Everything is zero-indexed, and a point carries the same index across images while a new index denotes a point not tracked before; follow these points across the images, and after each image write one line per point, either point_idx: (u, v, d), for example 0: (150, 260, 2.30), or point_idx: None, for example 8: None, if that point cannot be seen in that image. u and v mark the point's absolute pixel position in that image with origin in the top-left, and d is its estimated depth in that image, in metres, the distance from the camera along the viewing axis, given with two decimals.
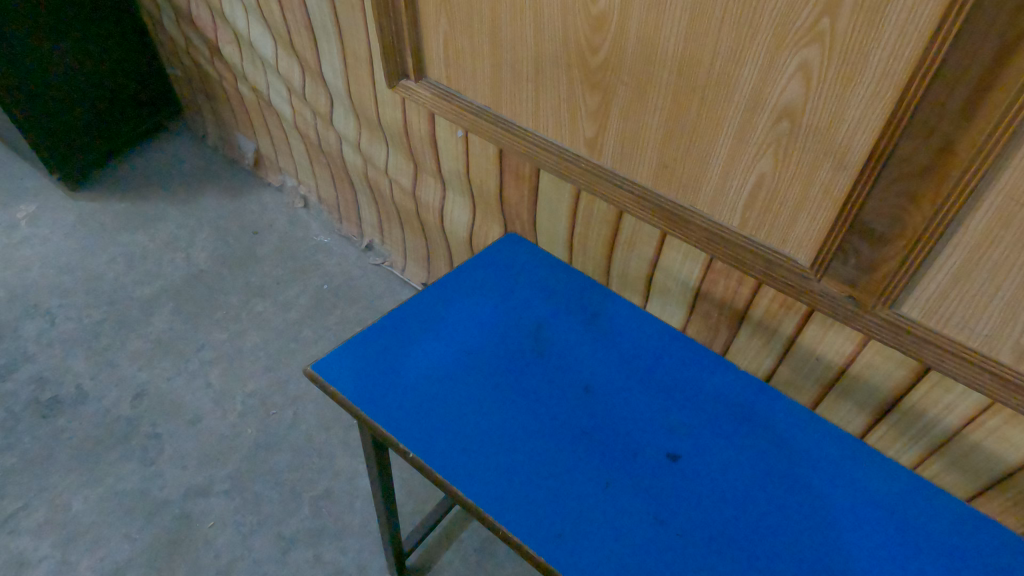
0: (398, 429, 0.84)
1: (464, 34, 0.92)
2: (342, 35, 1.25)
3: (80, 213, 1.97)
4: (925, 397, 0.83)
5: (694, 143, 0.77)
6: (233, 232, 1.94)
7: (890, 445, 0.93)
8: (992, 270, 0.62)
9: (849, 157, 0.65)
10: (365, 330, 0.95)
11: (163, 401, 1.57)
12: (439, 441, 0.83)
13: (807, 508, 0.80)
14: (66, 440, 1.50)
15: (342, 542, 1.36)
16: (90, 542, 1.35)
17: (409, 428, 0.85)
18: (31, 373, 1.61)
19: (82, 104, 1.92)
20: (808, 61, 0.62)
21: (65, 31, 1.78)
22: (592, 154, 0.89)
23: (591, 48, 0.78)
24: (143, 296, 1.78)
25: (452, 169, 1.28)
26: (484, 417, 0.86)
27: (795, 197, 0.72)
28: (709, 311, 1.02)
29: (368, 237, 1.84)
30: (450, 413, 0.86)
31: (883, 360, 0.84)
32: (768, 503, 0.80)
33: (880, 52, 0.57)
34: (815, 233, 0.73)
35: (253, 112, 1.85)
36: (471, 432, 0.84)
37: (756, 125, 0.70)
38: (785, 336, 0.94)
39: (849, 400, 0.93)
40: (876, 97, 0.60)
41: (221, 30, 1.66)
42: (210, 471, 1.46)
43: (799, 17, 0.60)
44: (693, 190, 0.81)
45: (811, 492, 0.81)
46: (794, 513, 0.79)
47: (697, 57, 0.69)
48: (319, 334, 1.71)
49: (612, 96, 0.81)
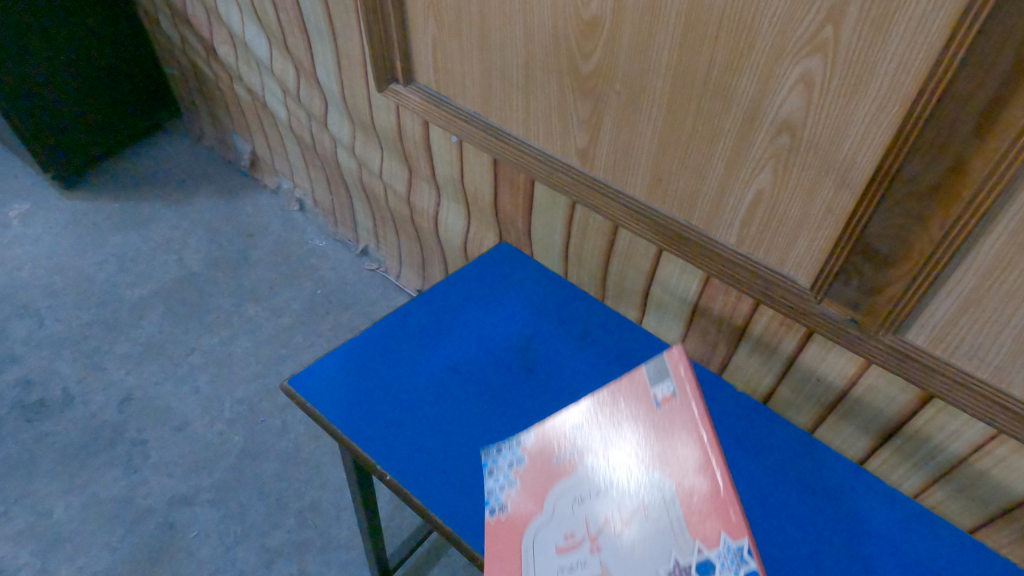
0: (376, 449, 0.81)
1: (453, 37, 0.88)
2: (336, 37, 1.22)
3: (74, 212, 1.95)
4: (929, 423, 0.79)
5: (689, 154, 0.73)
6: (227, 234, 1.91)
7: (892, 471, 0.89)
8: (1003, 299, 0.58)
9: (852, 175, 0.61)
10: (347, 343, 0.92)
11: (150, 406, 1.54)
12: (418, 465, 0.80)
13: (806, 542, 0.75)
14: (50, 445, 1.47)
15: (328, 556, 1.33)
16: (70, 550, 1.32)
17: (387, 448, 0.81)
18: (17, 374, 1.59)
19: (79, 105, 1.91)
20: (809, 72, 0.58)
21: (63, 31, 1.77)
22: (585, 164, 0.86)
23: (583, 54, 0.75)
24: (134, 298, 1.75)
25: (446, 175, 1.25)
26: (465, 436, 0.83)
27: (796, 215, 0.68)
28: (706, 327, 0.98)
29: (363, 242, 1.81)
30: (431, 433, 0.83)
31: (886, 384, 0.80)
32: (763, 534, 0.76)
33: (888, 63, 0.53)
34: (815, 253, 0.69)
35: (249, 113, 1.82)
36: (453, 454, 0.81)
37: (755, 138, 0.66)
38: (785, 356, 0.90)
39: (851, 424, 0.89)
40: (882, 111, 0.56)
41: (216, 29, 1.63)
42: (195, 480, 1.43)
43: (800, 26, 0.56)
44: (688, 204, 0.77)
45: (809, 524, 0.77)
46: (788, 544, 0.75)
47: (693, 67, 0.66)
48: (311, 340, 1.67)
49: (605, 105, 0.77)
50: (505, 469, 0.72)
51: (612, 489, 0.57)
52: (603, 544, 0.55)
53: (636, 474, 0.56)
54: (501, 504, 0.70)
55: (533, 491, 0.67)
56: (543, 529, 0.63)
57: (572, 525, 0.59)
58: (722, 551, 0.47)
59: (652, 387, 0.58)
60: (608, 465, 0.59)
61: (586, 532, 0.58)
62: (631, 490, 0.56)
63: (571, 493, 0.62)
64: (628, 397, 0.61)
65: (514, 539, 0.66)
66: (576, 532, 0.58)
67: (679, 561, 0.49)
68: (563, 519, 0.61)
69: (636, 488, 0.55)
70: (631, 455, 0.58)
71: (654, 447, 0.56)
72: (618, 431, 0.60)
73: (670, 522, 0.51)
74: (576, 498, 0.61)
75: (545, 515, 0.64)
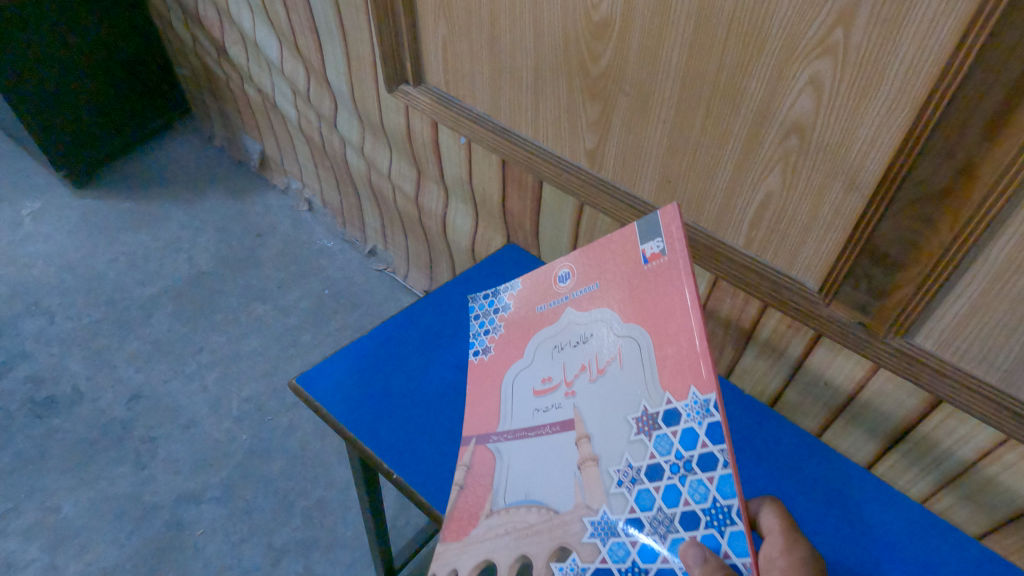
0: (384, 449, 0.81)
1: (463, 39, 0.89)
2: (346, 38, 1.23)
3: (85, 211, 1.96)
4: (938, 427, 0.79)
5: (698, 156, 0.73)
6: (236, 234, 1.92)
7: (899, 475, 0.89)
8: (1013, 303, 0.57)
9: (862, 178, 0.61)
10: (355, 343, 0.93)
11: (158, 404, 1.55)
12: (425, 464, 0.80)
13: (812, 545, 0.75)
14: (59, 441, 1.48)
15: (334, 555, 1.33)
16: (78, 546, 1.33)
17: (395, 447, 0.82)
18: (28, 371, 1.60)
19: (91, 104, 1.92)
20: (819, 75, 0.58)
21: (77, 31, 1.79)
22: (593, 166, 0.86)
23: (592, 56, 0.75)
24: (143, 296, 1.76)
25: (455, 176, 1.25)
26: None
27: (805, 217, 0.68)
28: (714, 330, 0.98)
29: (371, 242, 1.81)
30: (439, 432, 0.83)
31: (894, 387, 0.80)
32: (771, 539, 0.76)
33: (897, 65, 0.53)
34: (824, 255, 0.69)
35: (259, 114, 1.83)
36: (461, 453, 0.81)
37: (764, 140, 0.66)
38: (792, 358, 0.90)
39: (858, 427, 0.89)
40: (892, 114, 0.56)
41: (228, 30, 1.64)
42: (202, 477, 1.44)
43: (810, 28, 0.56)
44: (697, 206, 0.78)
45: (816, 530, 0.77)
46: None
47: (702, 69, 0.66)
48: (318, 340, 1.68)
49: (614, 107, 0.77)
50: (491, 317, 0.75)
51: (593, 336, 0.60)
52: (578, 387, 0.59)
53: (614, 324, 0.58)
54: (486, 350, 0.74)
55: (516, 341, 0.71)
56: (523, 371, 0.67)
57: (551, 369, 0.63)
58: (690, 402, 0.49)
59: (641, 242, 0.58)
60: (592, 314, 0.61)
61: (563, 376, 0.61)
62: (610, 337, 0.58)
63: (553, 340, 0.65)
64: (615, 251, 0.61)
65: (495, 381, 0.70)
66: (554, 376, 0.62)
67: (647, 409, 0.51)
68: (541, 363, 0.65)
69: (614, 335, 0.58)
70: (610, 311, 0.59)
71: (636, 299, 0.57)
72: (604, 283, 0.61)
73: (643, 365, 0.53)
74: (557, 344, 0.64)
75: (526, 360, 0.68)
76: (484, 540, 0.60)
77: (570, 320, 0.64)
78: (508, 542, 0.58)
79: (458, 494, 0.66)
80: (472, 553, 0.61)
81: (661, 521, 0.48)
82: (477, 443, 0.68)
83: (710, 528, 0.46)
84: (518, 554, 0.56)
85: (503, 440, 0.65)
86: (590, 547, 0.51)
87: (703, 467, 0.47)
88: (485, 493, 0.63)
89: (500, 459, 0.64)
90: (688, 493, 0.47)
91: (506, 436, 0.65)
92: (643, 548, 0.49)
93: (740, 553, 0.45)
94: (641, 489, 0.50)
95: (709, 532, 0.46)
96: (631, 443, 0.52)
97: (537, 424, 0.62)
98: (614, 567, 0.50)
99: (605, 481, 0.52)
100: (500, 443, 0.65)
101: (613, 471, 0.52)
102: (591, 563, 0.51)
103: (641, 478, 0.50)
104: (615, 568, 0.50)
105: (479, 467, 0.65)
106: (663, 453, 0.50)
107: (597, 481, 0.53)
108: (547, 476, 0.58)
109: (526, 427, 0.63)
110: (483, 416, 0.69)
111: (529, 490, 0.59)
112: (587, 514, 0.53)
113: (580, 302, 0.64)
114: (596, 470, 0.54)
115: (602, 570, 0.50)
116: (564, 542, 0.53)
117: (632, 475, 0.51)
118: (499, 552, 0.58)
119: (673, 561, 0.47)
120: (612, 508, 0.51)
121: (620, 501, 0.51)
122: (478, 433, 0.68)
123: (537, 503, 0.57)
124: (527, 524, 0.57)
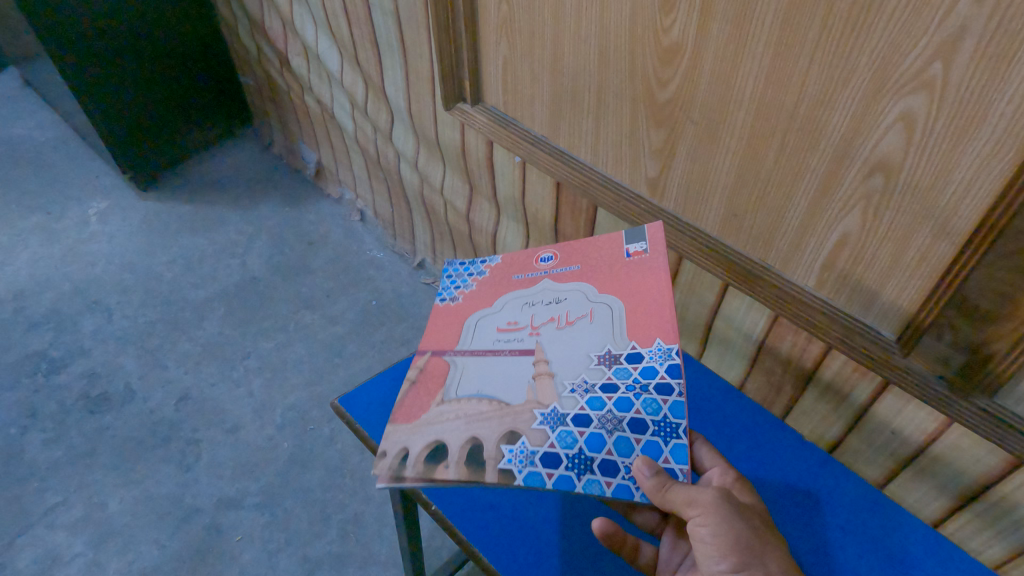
0: None
1: (526, 60, 0.87)
2: (406, 53, 1.22)
3: (147, 212, 2.02)
4: (1019, 491, 0.72)
5: (769, 190, 0.69)
6: (289, 241, 1.95)
7: (971, 536, 0.82)
8: None
9: (954, 223, 0.56)
10: (401, 364, 0.92)
11: (206, 406, 1.57)
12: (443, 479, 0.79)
13: None
14: (109, 437, 1.52)
15: (367, 571, 1.31)
16: (121, 543, 1.35)
17: None
18: (84, 367, 1.64)
19: (156, 107, 1.97)
20: (910, 112, 0.54)
21: (148, 36, 1.84)
22: (654, 194, 0.83)
23: (659, 82, 0.72)
24: (197, 299, 1.80)
25: (508, 194, 1.23)
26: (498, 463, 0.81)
27: (886, 260, 0.63)
28: (772, 367, 0.93)
29: (420, 255, 1.82)
30: None
31: (970, 443, 0.73)
32: None
33: (1005, 105, 0.48)
34: (904, 303, 0.64)
35: (317, 124, 1.85)
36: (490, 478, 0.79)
37: (844, 177, 0.62)
38: (857, 404, 0.84)
39: (928, 481, 0.82)
40: (994, 157, 0.51)
41: (291, 42, 1.66)
42: (244, 483, 1.44)
43: (904, 60, 0.52)
44: (765, 242, 0.74)
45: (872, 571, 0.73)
46: None
47: (779, 98, 0.62)
48: (363, 351, 1.68)
49: (680, 135, 0.74)
50: (465, 276, 0.76)
51: (567, 300, 0.68)
52: (544, 330, 0.67)
53: (588, 294, 0.68)
54: (454, 299, 0.74)
55: (484, 297, 0.73)
56: (486, 316, 0.71)
57: (517, 315, 0.69)
58: (654, 349, 0.62)
59: (626, 242, 0.70)
60: (565, 285, 0.70)
61: (529, 322, 0.68)
62: (583, 302, 0.68)
63: (523, 296, 0.71)
64: (597, 244, 0.72)
65: (455, 320, 0.73)
66: (520, 321, 0.68)
67: (612, 350, 0.63)
68: (508, 310, 0.70)
69: (587, 301, 0.68)
70: (588, 285, 0.69)
71: (616, 282, 0.68)
72: (585, 265, 0.70)
73: (612, 325, 0.65)
74: (528, 299, 0.70)
75: (492, 307, 0.71)
76: (434, 424, 0.63)
77: (548, 287, 0.71)
78: (458, 425, 0.61)
79: (408, 389, 0.68)
80: (422, 436, 0.62)
81: (608, 420, 0.59)
82: (433, 354, 0.70)
83: (654, 436, 0.58)
84: (469, 437, 0.60)
85: (461, 355, 0.68)
86: (539, 434, 0.59)
87: (659, 391, 0.60)
88: (437, 388, 0.66)
89: (455, 365, 0.67)
90: (640, 405, 0.60)
91: (465, 352, 0.68)
92: (590, 438, 0.59)
93: (678, 459, 0.57)
94: (594, 396, 0.61)
95: (653, 439, 0.58)
96: (591, 368, 0.63)
97: (494, 350, 0.67)
98: (562, 452, 0.58)
99: (558, 387, 0.62)
100: (456, 357, 0.69)
101: (567, 382, 0.62)
102: (540, 447, 0.58)
103: (594, 390, 0.61)
104: (563, 454, 0.58)
105: (433, 371, 0.68)
106: (621, 377, 0.61)
107: (551, 387, 0.62)
108: (502, 379, 0.64)
109: (484, 350, 0.67)
110: (439, 340, 0.72)
111: (482, 387, 0.64)
112: (539, 407, 0.61)
113: (558, 277, 0.71)
114: (551, 381, 0.62)
115: (552, 455, 0.58)
116: (514, 427, 0.60)
117: (586, 387, 0.62)
118: (450, 434, 0.61)
119: (615, 454, 0.57)
120: (562, 405, 0.61)
121: (571, 401, 0.61)
122: (435, 346, 0.71)
123: (489, 397, 0.63)
124: (478, 412, 0.62)
